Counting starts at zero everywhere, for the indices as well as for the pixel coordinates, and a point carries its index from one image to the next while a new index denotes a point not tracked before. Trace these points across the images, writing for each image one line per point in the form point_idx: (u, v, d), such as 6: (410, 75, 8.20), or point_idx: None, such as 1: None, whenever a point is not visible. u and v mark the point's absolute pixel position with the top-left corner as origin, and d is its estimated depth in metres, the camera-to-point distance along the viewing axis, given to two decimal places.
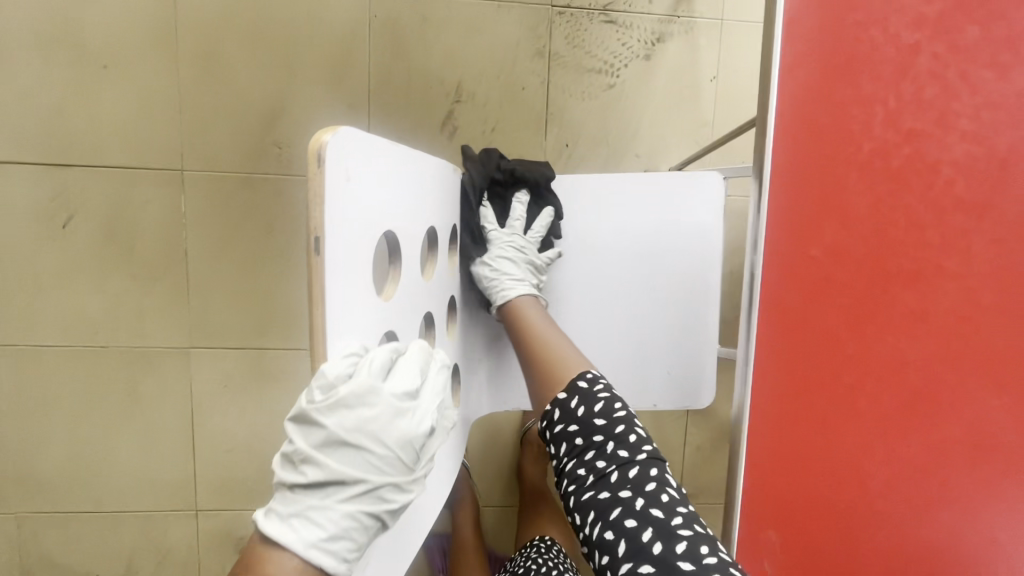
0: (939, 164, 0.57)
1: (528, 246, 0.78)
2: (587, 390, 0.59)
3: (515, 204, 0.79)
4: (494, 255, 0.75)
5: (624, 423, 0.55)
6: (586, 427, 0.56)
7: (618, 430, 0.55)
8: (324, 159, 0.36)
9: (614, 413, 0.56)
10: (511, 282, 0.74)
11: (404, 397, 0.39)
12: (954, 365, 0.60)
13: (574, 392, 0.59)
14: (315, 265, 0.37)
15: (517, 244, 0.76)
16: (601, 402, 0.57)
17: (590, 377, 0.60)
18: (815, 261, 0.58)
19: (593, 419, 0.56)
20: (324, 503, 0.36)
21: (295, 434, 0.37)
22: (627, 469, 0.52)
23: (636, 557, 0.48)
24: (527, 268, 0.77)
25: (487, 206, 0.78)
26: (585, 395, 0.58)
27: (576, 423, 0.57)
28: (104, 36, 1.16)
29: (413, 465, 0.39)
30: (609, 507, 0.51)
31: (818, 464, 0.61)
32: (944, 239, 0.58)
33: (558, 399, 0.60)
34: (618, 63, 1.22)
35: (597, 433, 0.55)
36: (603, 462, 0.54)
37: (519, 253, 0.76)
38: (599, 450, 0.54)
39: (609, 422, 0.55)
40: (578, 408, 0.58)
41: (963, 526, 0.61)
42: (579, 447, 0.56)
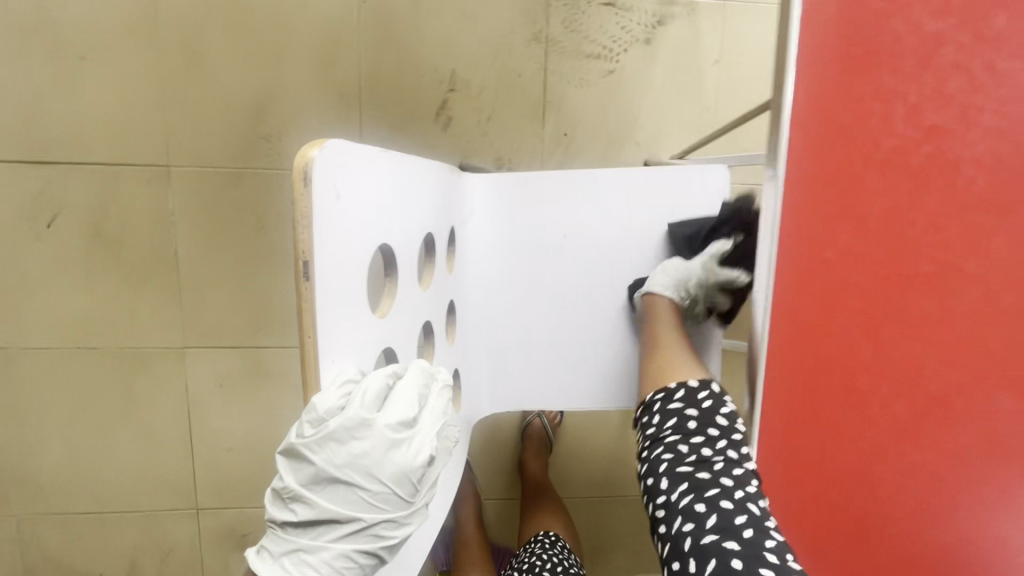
0: (961, 162, 0.54)
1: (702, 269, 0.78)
2: (718, 393, 0.62)
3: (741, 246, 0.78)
4: (672, 261, 0.80)
5: (741, 432, 0.58)
6: (704, 416, 0.59)
7: (735, 434, 0.58)
8: (311, 177, 0.33)
9: (738, 421, 0.59)
10: (658, 279, 0.79)
11: (401, 426, 0.36)
12: (971, 370, 0.58)
13: (706, 387, 0.62)
14: (304, 292, 0.34)
15: (695, 262, 0.78)
16: (729, 407, 0.60)
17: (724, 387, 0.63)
18: (832, 265, 0.55)
19: (715, 415, 0.59)
20: (314, 543, 0.34)
21: (284, 470, 0.35)
22: (733, 466, 0.55)
23: (722, 533, 0.50)
24: (682, 281, 0.78)
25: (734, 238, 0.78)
26: (716, 394, 0.61)
27: (695, 411, 0.60)
28: (80, 27, 1.11)
29: (412, 498, 0.36)
30: (707, 485, 0.53)
31: (828, 472, 0.60)
32: (963, 241, 0.55)
33: (688, 385, 0.63)
34: (618, 48, 1.17)
35: (714, 426, 0.58)
36: (710, 450, 0.56)
37: (688, 267, 0.78)
38: (710, 438, 0.57)
39: (730, 424, 0.58)
40: (703, 401, 0.61)
41: (977, 532, 0.60)
42: (689, 428, 0.59)
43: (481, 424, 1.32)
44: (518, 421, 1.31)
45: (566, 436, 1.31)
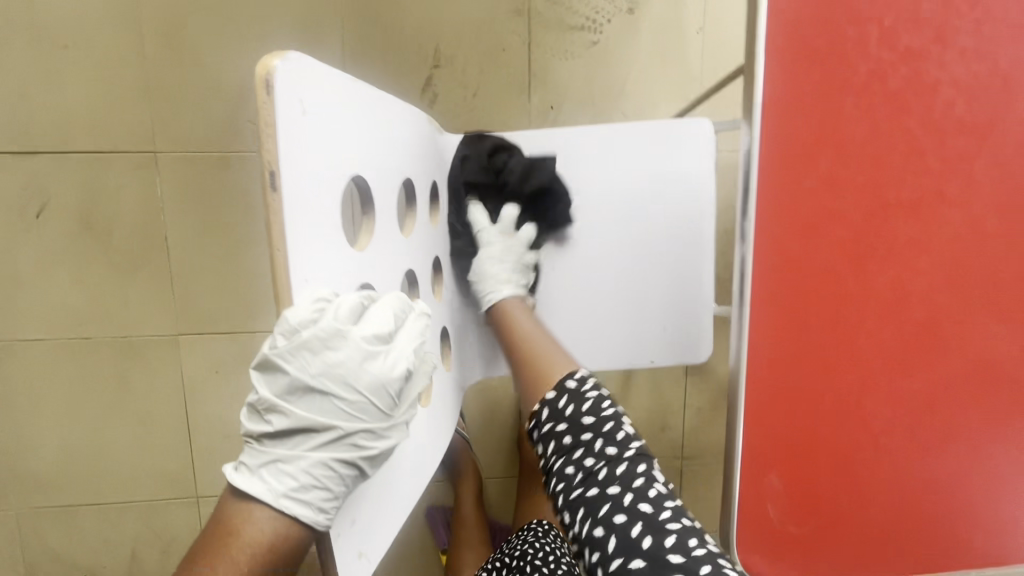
0: (938, 85, 0.54)
1: (516, 245, 0.76)
2: (576, 388, 0.55)
3: (506, 207, 0.78)
4: (485, 259, 0.74)
5: (613, 421, 0.52)
6: (573, 425, 0.53)
7: (607, 428, 0.52)
8: (273, 85, 0.33)
9: (604, 411, 0.53)
10: (497, 285, 0.73)
11: (377, 339, 0.37)
12: (958, 296, 0.58)
13: (563, 392, 0.56)
14: (273, 204, 0.34)
15: (506, 241, 0.75)
16: (590, 401, 0.54)
17: (579, 376, 0.56)
18: (813, 194, 0.55)
19: (581, 417, 0.53)
20: (292, 453, 0.35)
21: (259, 383, 0.35)
22: (615, 465, 0.50)
23: (626, 554, 0.47)
24: (515, 267, 0.75)
25: (477, 208, 0.76)
26: (573, 395, 0.55)
27: (564, 423, 0.54)
28: (60, 15, 1.10)
29: (391, 410, 0.37)
30: (597, 503, 0.49)
31: (820, 406, 0.59)
32: (945, 165, 0.55)
33: (548, 398, 0.56)
34: (601, 19, 1.17)
35: (586, 430, 0.52)
36: (592, 460, 0.51)
37: (508, 251, 0.75)
38: (588, 447, 0.52)
39: (598, 420, 0.52)
40: (567, 407, 0.54)
41: (970, 458, 0.60)
42: (567, 445, 0.53)
43: (474, 386, 1.31)
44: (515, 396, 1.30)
45: None
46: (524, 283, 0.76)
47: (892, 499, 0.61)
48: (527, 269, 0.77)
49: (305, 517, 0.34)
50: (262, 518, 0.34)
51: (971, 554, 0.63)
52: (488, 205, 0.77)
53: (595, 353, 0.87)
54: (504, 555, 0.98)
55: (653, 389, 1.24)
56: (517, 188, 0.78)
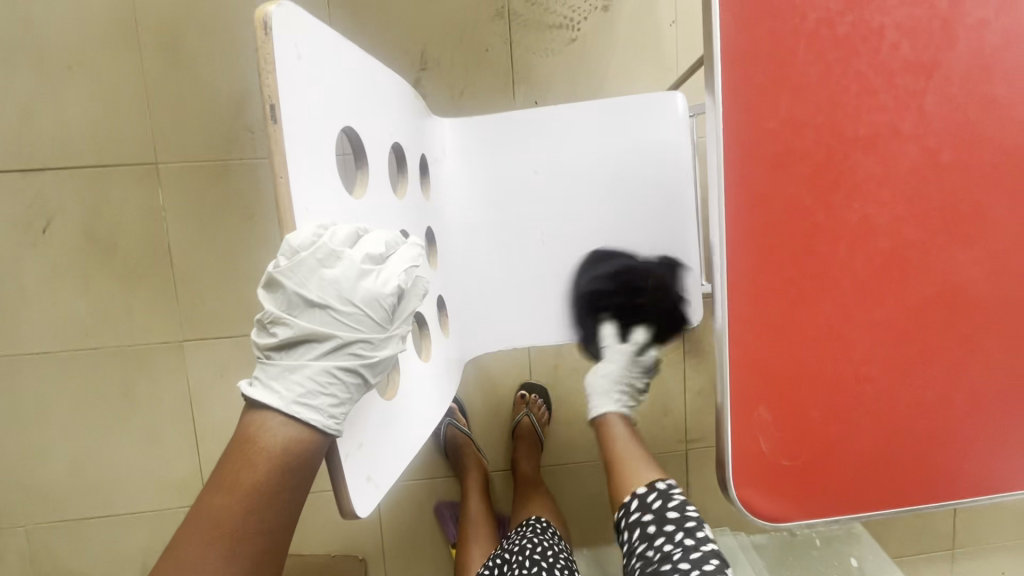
0: (883, 29, 0.58)
1: (613, 364, 0.93)
2: (664, 491, 0.82)
3: (606, 336, 0.92)
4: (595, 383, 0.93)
5: (693, 520, 0.79)
6: (659, 517, 0.80)
7: (687, 523, 0.79)
8: (270, 27, 0.36)
9: (686, 511, 0.80)
10: (603, 402, 0.93)
11: (370, 260, 0.40)
12: (922, 224, 0.61)
13: (653, 490, 0.82)
14: (274, 133, 0.38)
15: (608, 365, 0.93)
16: (676, 500, 0.81)
17: (667, 483, 0.83)
18: (775, 133, 0.59)
19: (666, 511, 0.80)
20: (298, 363, 0.38)
21: (266, 301, 0.39)
22: (689, 551, 0.77)
23: None
24: (615, 384, 0.94)
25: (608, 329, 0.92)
26: (662, 494, 0.82)
27: (651, 514, 0.80)
28: (64, 38, 1.16)
29: (386, 322, 0.40)
30: (667, 574, 0.76)
31: (801, 337, 0.62)
32: (897, 101, 0.59)
33: (639, 495, 0.83)
34: (578, 17, 1.22)
35: (669, 523, 0.79)
36: (669, 546, 0.78)
37: (609, 373, 0.93)
38: (669, 536, 0.78)
39: (681, 516, 0.79)
40: (654, 503, 0.81)
41: (945, 380, 0.64)
42: (650, 533, 0.80)
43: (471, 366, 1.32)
44: (515, 386, 1.32)
45: (564, 395, 1.32)
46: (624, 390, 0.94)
47: (877, 424, 0.64)
48: (627, 379, 0.94)
49: (313, 419, 0.37)
50: (274, 425, 0.37)
51: (953, 474, 0.66)
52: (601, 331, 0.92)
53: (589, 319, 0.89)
54: (504, 551, 1.02)
55: None
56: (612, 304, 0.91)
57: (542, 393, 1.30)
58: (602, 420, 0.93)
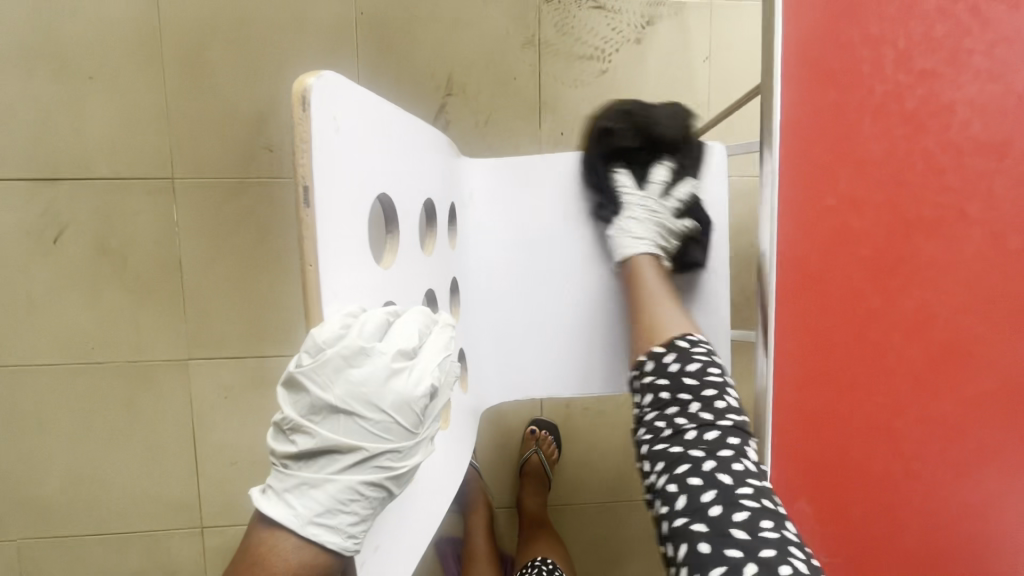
0: (954, 105, 0.54)
1: (660, 211, 0.79)
2: (684, 349, 0.63)
3: (655, 171, 0.80)
4: (629, 217, 0.78)
5: (713, 389, 0.60)
6: (675, 382, 0.61)
7: (707, 394, 0.60)
8: (309, 101, 0.33)
9: (708, 376, 0.61)
10: (633, 239, 0.77)
11: (401, 356, 0.37)
12: (988, 315, 0.57)
13: (672, 349, 0.64)
14: (306, 219, 0.34)
15: (652, 206, 0.78)
16: (696, 364, 0.62)
17: (691, 338, 0.64)
18: (833, 212, 0.56)
19: (683, 376, 0.61)
20: (318, 477, 0.34)
21: (285, 402, 0.35)
22: (705, 431, 0.57)
23: (692, 513, 0.54)
24: (656, 228, 0.78)
25: (661, 168, 0.80)
26: (682, 353, 0.63)
27: (666, 379, 0.62)
28: (87, 48, 1.14)
29: (416, 428, 0.37)
30: (678, 461, 0.57)
31: (848, 426, 0.58)
32: (966, 183, 0.55)
33: (655, 353, 0.65)
34: (609, 49, 1.19)
35: (686, 392, 0.61)
36: (685, 420, 0.59)
37: (653, 216, 0.78)
38: (683, 407, 0.60)
39: (700, 384, 0.61)
40: (671, 366, 0.63)
41: (1005, 483, 0.59)
42: (663, 400, 0.61)
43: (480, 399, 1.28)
44: (525, 422, 1.28)
45: (575, 435, 1.28)
46: (663, 244, 0.78)
47: (925, 523, 0.60)
48: (671, 234, 0.79)
49: (332, 543, 0.34)
50: (288, 547, 0.33)
51: None
52: (634, 174, 0.80)
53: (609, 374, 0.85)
54: None
55: None
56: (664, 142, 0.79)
57: (553, 429, 1.25)
58: (629, 260, 0.77)
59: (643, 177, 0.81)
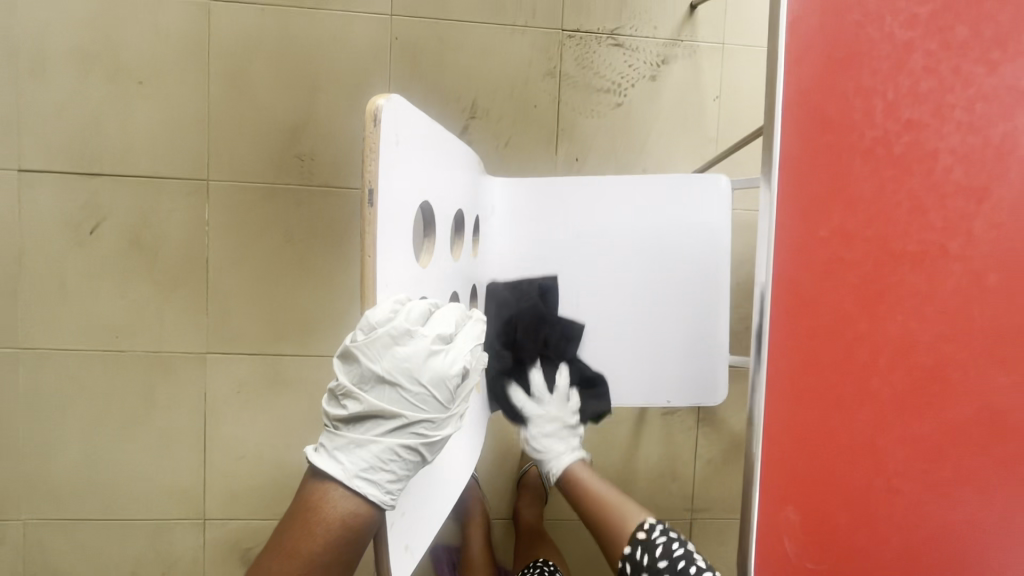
0: (938, 151, 0.60)
1: (552, 418, 0.85)
2: (647, 539, 0.71)
3: (534, 377, 0.85)
4: (540, 437, 0.84)
5: (683, 560, 0.69)
6: (654, 574, 0.69)
7: (680, 566, 0.68)
8: (379, 118, 0.40)
9: (673, 552, 0.69)
10: (558, 454, 0.84)
11: (439, 340, 0.42)
12: (964, 345, 0.62)
13: (637, 544, 0.72)
14: (368, 216, 0.40)
15: (549, 414, 0.85)
16: (660, 546, 0.70)
17: (649, 527, 0.72)
18: (826, 242, 0.61)
19: (658, 562, 0.69)
20: (364, 438, 0.40)
21: (340, 372, 0.41)
22: None
23: None
24: (564, 434, 0.85)
25: (537, 371, 0.85)
26: (646, 545, 0.71)
27: (645, 571, 0.70)
28: (140, 56, 1.23)
29: (449, 402, 0.42)
30: None
31: (834, 442, 0.63)
32: (948, 223, 0.61)
33: (625, 553, 0.72)
34: (626, 84, 1.27)
35: (665, 574, 0.68)
36: None
37: (555, 421, 0.85)
38: None
39: (671, 562, 0.69)
40: (642, 557, 0.71)
41: (978, 506, 0.63)
42: None
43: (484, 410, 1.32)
44: None
45: None
46: (575, 434, 0.88)
47: (905, 540, 0.64)
48: (573, 425, 0.87)
49: (373, 496, 0.38)
50: (336, 496, 0.38)
51: None
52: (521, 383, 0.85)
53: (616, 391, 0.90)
54: None
55: (665, 435, 1.25)
56: (532, 353, 0.85)
57: None
58: (563, 478, 0.84)
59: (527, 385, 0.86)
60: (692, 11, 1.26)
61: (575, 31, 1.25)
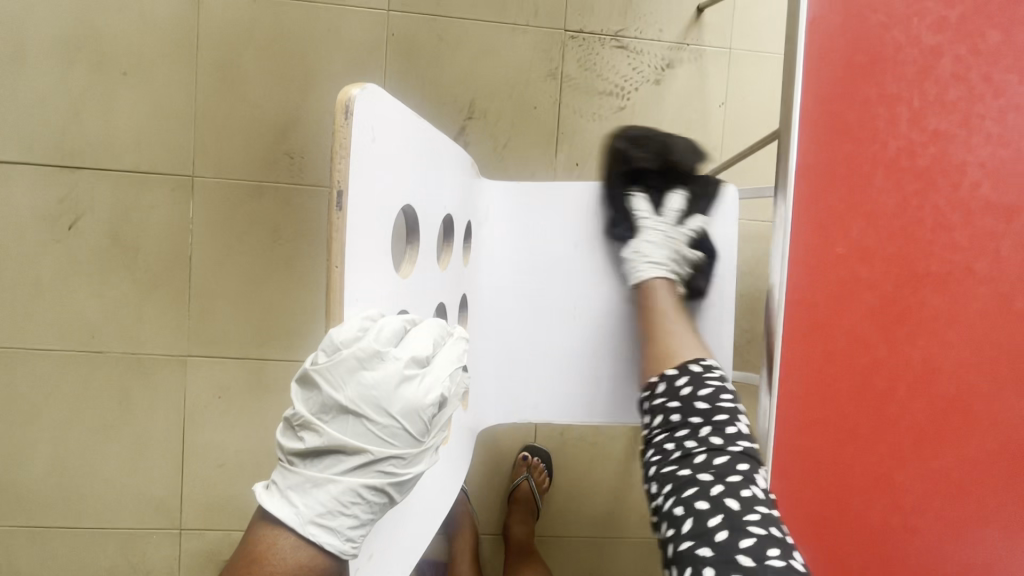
0: (965, 165, 0.56)
1: (667, 232, 0.82)
2: (698, 373, 0.65)
3: (673, 198, 0.84)
4: (643, 240, 0.81)
5: (725, 414, 0.62)
6: (686, 406, 0.63)
7: (718, 417, 0.61)
8: (352, 110, 0.35)
9: (719, 403, 0.62)
10: (650, 264, 0.80)
11: (414, 363, 0.37)
12: (991, 373, 0.58)
13: (686, 373, 0.66)
14: (336, 222, 0.35)
15: (661, 229, 0.82)
16: (709, 388, 0.64)
17: (704, 364, 0.66)
18: (844, 260, 0.57)
19: (696, 401, 0.63)
20: (322, 477, 0.35)
21: (298, 399, 0.36)
22: (715, 454, 0.59)
23: (698, 536, 0.54)
24: (669, 252, 0.81)
25: (678, 194, 0.84)
26: (696, 378, 0.65)
27: (678, 401, 0.64)
28: (126, 45, 1.18)
29: (422, 436, 0.37)
30: (685, 485, 0.58)
31: (850, 475, 0.58)
32: (975, 242, 0.56)
33: (666, 374, 0.67)
34: (629, 87, 1.22)
35: (696, 415, 0.62)
36: (693, 444, 0.60)
37: (664, 239, 0.82)
38: (693, 430, 0.61)
39: (711, 408, 0.62)
40: (685, 388, 0.65)
41: (1004, 549, 0.58)
42: (673, 422, 0.63)
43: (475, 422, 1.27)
44: (518, 448, 1.27)
45: (567, 465, 1.27)
46: (675, 269, 0.82)
47: None
48: (682, 258, 0.82)
49: (331, 545, 0.34)
50: (286, 545, 0.34)
51: None
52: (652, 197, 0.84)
53: (632, 290, 0.84)
54: None
55: None
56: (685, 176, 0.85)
57: (546, 458, 1.24)
58: (643, 285, 0.80)
59: (660, 203, 0.85)
60: (699, 13, 1.22)
61: (578, 32, 1.21)
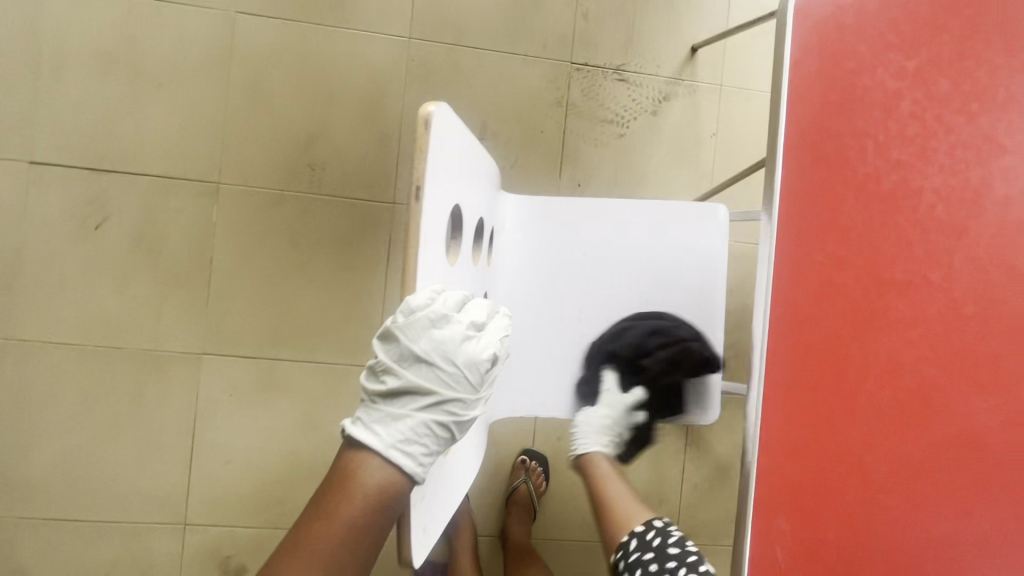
0: (921, 191, 0.66)
1: (604, 413, 0.90)
2: (661, 526, 0.77)
3: (608, 378, 0.91)
4: (586, 421, 0.90)
5: (692, 554, 0.74)
6: (660, 553, 0.75)
7: (689, 558, 0.73)
8: (431, 123, 0.44)
9: (685, 546, 0.75)
10: (593, 443, 0.89)
11: (472, 326, 0.46)
12: (948, 369, 0.66)
13: (651, 526, 0.78)
14: (414, 211, 0.44)
15: (604, 410, 0.90)
16: (674, 536, 0.76)
17: (664, 520, 0.79)
18: (821, 266, 0.67)
19: (667, 548, 0.75)
20: (401, 412, 0.44)
21: (381, 350, 0.45)
22: None
23: None
24: (606, 430, 0.90)
25: (612, 373, 0.91)
26: (660, 530, 0.77)
27: (652, 551, 0.75)
28: (163, 59, 1.26)
29: (478, 385, 0.46)
30: None
31: (827, 455, 0.67)
32: (933, 254, 0.66)
33: (637, 531, 0.78)
34: (628, 117, 1.34)
35: (670, 559, 0.74)
36: None
37: (606, 419, 0.90)
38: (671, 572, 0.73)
39: (681, 551, 0.74)
40: (653, 539, 0.76)
41: (963, 527, 0.66)
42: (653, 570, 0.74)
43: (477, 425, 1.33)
44: (518, 451, 1.33)
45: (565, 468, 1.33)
46: (612, 438, 0.91)
47: (894, 555, 0.66)
48: (616, 429, 0.91)
49: (407, 466, 0.42)
50: (372, 465, 0.42)
51: None
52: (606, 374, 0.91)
53: (633, 297, 0.93)
54: None
55: (653, 460, 1.28)
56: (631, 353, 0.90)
57: (544, 461, 1.30)
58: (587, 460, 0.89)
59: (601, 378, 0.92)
60: (693, 53, 1.34)
61: (583, 65, 1.33)
